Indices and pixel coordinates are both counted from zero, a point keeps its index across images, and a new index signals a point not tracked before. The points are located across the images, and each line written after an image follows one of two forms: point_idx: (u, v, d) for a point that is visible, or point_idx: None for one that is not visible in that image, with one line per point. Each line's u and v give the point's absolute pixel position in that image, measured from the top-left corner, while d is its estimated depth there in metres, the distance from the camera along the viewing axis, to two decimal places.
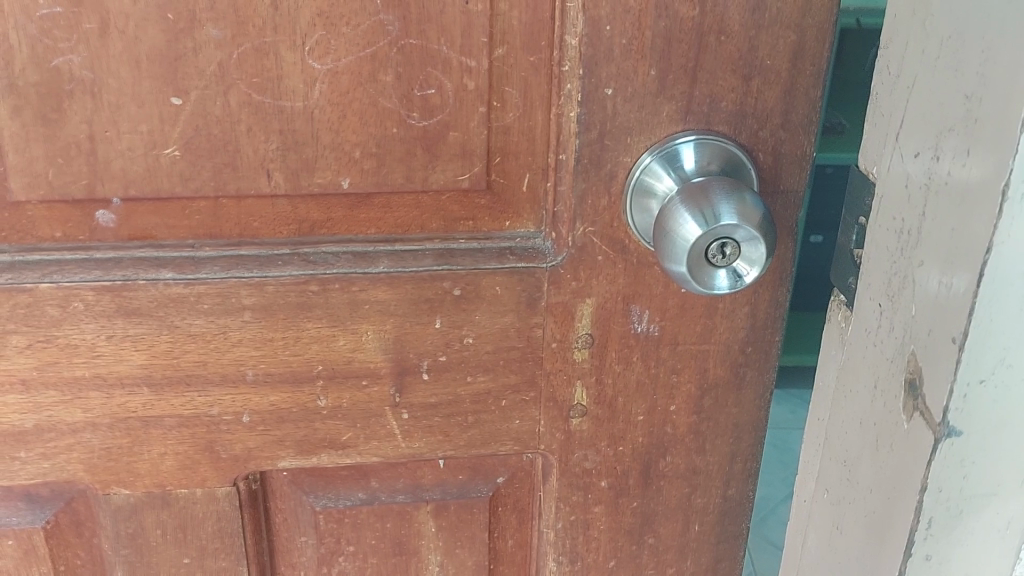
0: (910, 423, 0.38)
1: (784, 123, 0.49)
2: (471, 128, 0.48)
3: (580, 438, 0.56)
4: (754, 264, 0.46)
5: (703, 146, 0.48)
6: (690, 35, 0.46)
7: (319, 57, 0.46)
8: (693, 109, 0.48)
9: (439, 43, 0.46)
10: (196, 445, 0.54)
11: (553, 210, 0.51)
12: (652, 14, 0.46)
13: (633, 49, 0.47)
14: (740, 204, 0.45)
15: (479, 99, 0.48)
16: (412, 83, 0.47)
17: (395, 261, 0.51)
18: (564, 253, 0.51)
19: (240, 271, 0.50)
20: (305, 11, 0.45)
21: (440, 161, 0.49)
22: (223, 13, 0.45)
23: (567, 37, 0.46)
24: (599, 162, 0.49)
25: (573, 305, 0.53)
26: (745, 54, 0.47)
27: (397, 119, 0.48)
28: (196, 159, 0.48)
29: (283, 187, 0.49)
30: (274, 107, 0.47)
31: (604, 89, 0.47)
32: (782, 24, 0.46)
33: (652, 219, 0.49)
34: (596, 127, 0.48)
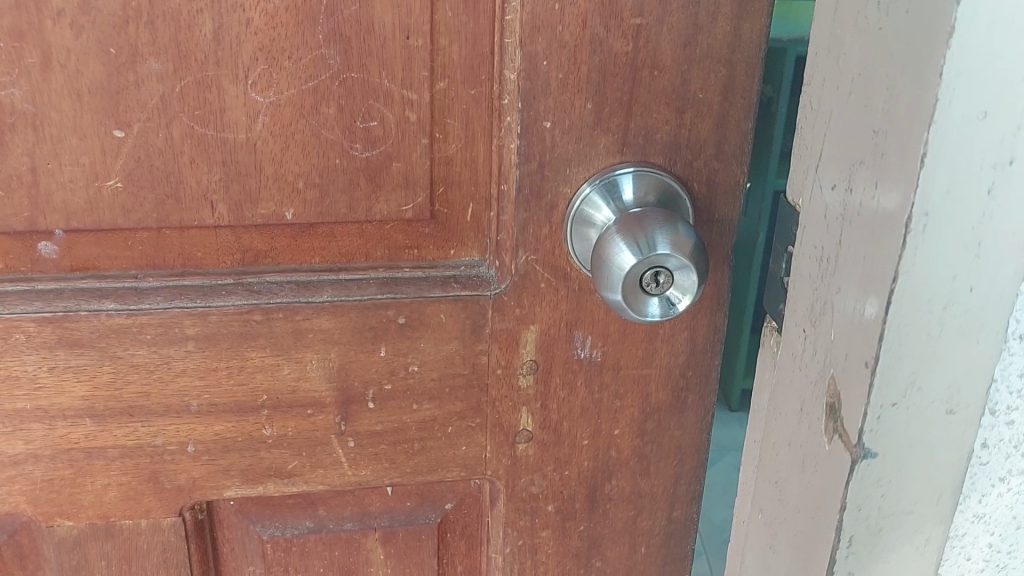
0: (831, 444, 0.39)
1: (719, 154, 0.50)
2: (413, 159, 0.49)
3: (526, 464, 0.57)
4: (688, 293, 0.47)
5: (640, 177, 0.49)
6: (625, 69, 0.47)
7: (261, 90, 0.47)
8: (630, 140, 0.49)
9: (381, 77, 0.47)
10: (141, 475, 0.54)
11: (496, 239, 0.52)
12: (588, 49, 0.47)
13: (570, 83, 0.48)
14: (675, 235, 0.46)
15: (421, 130, 0.49)
16: (354, 116, 0.48)
17: (339, 290, 0.51)
18: (507, 281, 0.52)
19: (183, 301, 0.50)
20: (247, 45, 0.46)
21: (383, 191, 0.50)
22: (165, 47, 0.45)
23: (506, 70, 0.48)
24: (539, 192, 0.50)
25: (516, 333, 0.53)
26: (678, 87, 0.48)
27: (339, 150, 0.49)
28: (138, 191, 0.48)
29: (226, 219, 0.49)
30: (216, 139, 0.47)
31: (543, 122, 0.49)
32: (714, 58, 0.48)
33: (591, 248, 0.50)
34: (535, 157, 0.49)
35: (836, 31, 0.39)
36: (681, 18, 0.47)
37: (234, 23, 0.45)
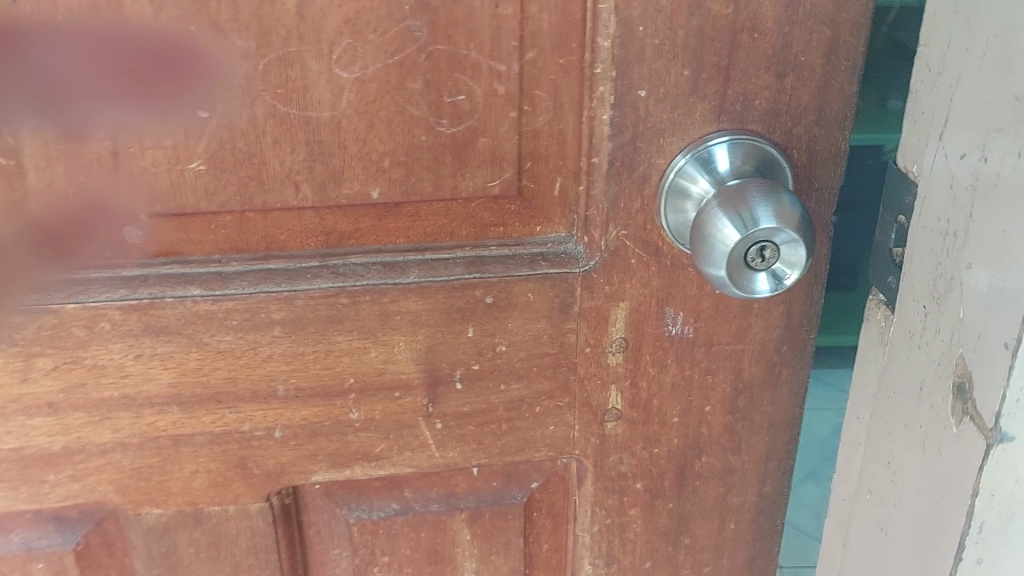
0: (959, 427, 0.38)
1: (819, 120, 0.48)
2: (500, 133, 0.48)
3: (618, 444, 0.56)
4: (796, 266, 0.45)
5: (737, 146, 0.47)
6: (723, 34, 0.45)
7: (345, 66, 0.45)
8: (727, 108, 0.47)
9: (468, 48, 0.45)
10: (228, 461, 0.53)
11: (585, 214, 0.50)
12: (686, 13, 0.45)
13: (666, 49, 0.45)
14: (778, 206, 0.44)
15: (509, 103, 0.47)
16: (441, 90, 0.46)
17: (426, 271, 0.50)
18: (596, 257, 0.51)
19: (269, 285, 0.49)
20: (331, 19, 0.44)
21: (469, 168, 0.49)
22: (248, 23, 0.43)
23: (598, 38, 0.45)
24: (632, 165, 0.48)
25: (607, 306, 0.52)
26: (779, 51, 0.46)
27: (425, 126, 0.47)
28: (221, 174, 0.47)
29: (310, 200, 0.48)
30: (300, 118, 0.46)
31: (636, 91, 0.47)
32: (817, 19, 0.45)
33: (688, 221, 0.48)
34: (628, 128, 0.47)
35: None
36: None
37: None
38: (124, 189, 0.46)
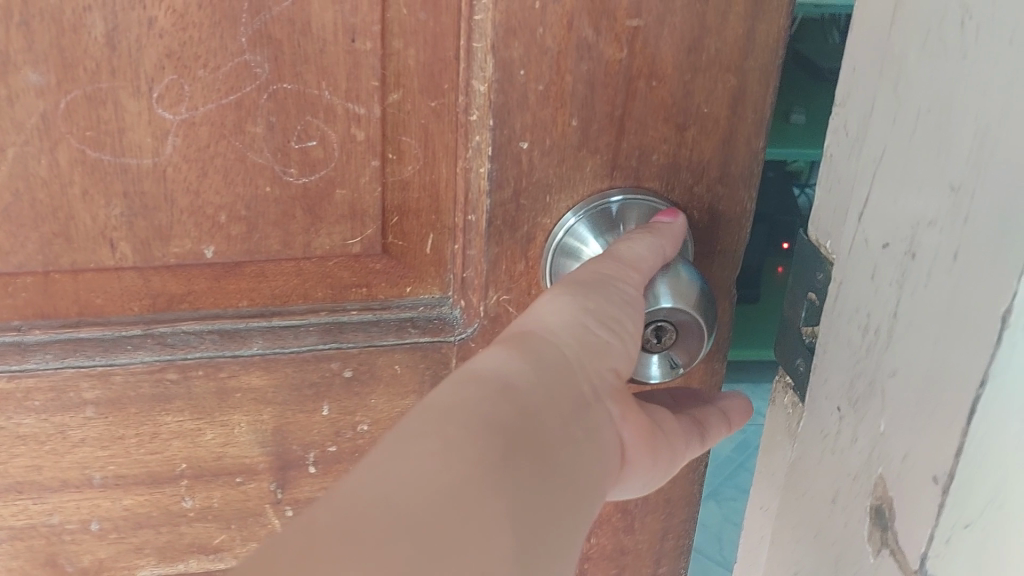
0: (879, 557, 0.33)
1: (722, 176, 0.43)
2: (361, 185, 0.41)
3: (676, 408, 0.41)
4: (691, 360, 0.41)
5: (631, 207, 0.42)
6: (617, 80, 0.39)
7: (169, 106, 0.37)
8: (621, 162, 0.41)
9: (319, 88, 0.38)
10: (35, 558, 0.46)
11: (461, 275, 0.44)
12: (574, 56, 0.38)
13: (552, 96, 0.39)
14: (676, 280, 0.39)
15: (371, 151, 0.40)
16: (288, 134, 0.39)
17: (272, 340, 0.43)
18: (475, 324, 0.44)
19: (80, 358, 0.41)
20: (150, 50, 0.36)
21: (324, 223, 0.42)
22: (44, 54, 0.35)
23: (474, 81, 0.39)
24: (513, 224, 0.42)
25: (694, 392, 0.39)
26: (679, 101, 0.40)
27: (270, 176, 0.40)
28: (18, 230, 0.39)
29: (132, 259, 0.40)
30: (115, 166, 0.38)
31: (519, 142, 0.40)
32: (722, 66, 0.40)
33: None
34: (509, 184, 0.41)
35: (894, 51, 0.31)
36: (686, 19, 0.38)
37: (133, 23, 0.36)
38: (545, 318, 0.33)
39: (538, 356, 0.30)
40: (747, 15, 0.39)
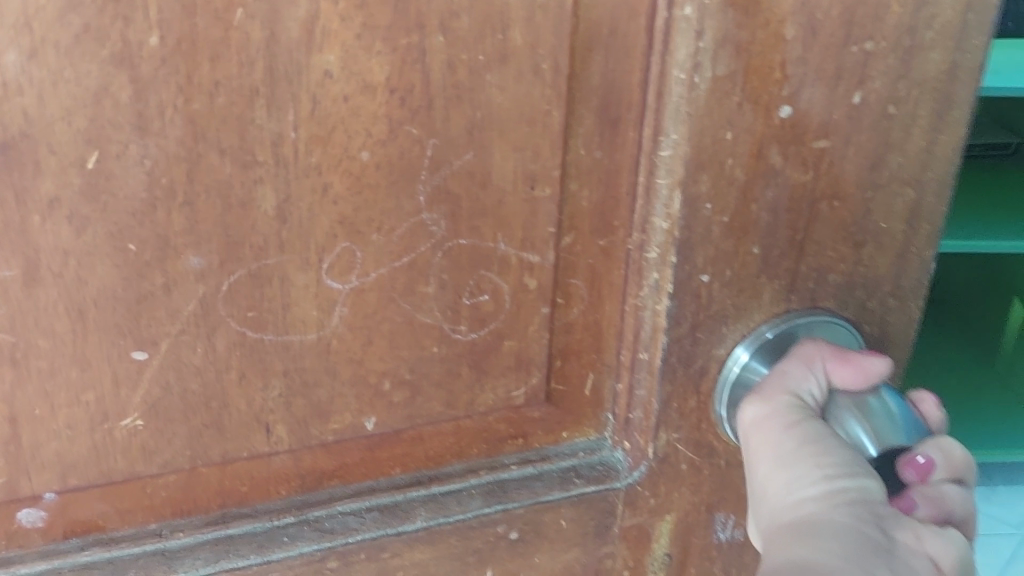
0: None
1: (896, 291, 0.41)
2: (530, 336, 0.38)
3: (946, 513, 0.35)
4: (970, 503, 0.36)
5: (797, 334, 0.40)
6: (802, 204, 0.37)
7: (339, 275, 0.34)
8: (797, 286, 0.39)
9: (496, 240, 0.35)
10: None
11: (626, 414, 0.41)
12: (763, 183, 0.36)
13: (736, 228, 0.37)
14: (874, 421, 0.36)
15: (541, 298, 0.37)
16: (459, 291, 0.36)
17: (435, 510, 0.39)
18: (642, 466, 0.41)
19: (232, 559, 0.36)
20: (323, 219, 0.32)
21: (490, 379, 0.38)
22: (206, 234, 0.31)
23: (654, 217, 0.36)
24: (688, 359, 0.39)
25: (901, 460, 0.36)
26: (858, 218, 0.39)
27: (437, 335, 0.36)
28: (166, 426, 0.34)
29: (286, 442, 0.36)
30: (276, 344, 0.34)
31: (699, 276, 0.37)
32: (903, 180, 0.38)
33: None
34: (687, 319, 0.38)
35: None
36: (871, 138, 0.37)
37: (306, 192, 0.32)
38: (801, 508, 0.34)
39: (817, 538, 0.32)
40: (928, 130, 0.37)
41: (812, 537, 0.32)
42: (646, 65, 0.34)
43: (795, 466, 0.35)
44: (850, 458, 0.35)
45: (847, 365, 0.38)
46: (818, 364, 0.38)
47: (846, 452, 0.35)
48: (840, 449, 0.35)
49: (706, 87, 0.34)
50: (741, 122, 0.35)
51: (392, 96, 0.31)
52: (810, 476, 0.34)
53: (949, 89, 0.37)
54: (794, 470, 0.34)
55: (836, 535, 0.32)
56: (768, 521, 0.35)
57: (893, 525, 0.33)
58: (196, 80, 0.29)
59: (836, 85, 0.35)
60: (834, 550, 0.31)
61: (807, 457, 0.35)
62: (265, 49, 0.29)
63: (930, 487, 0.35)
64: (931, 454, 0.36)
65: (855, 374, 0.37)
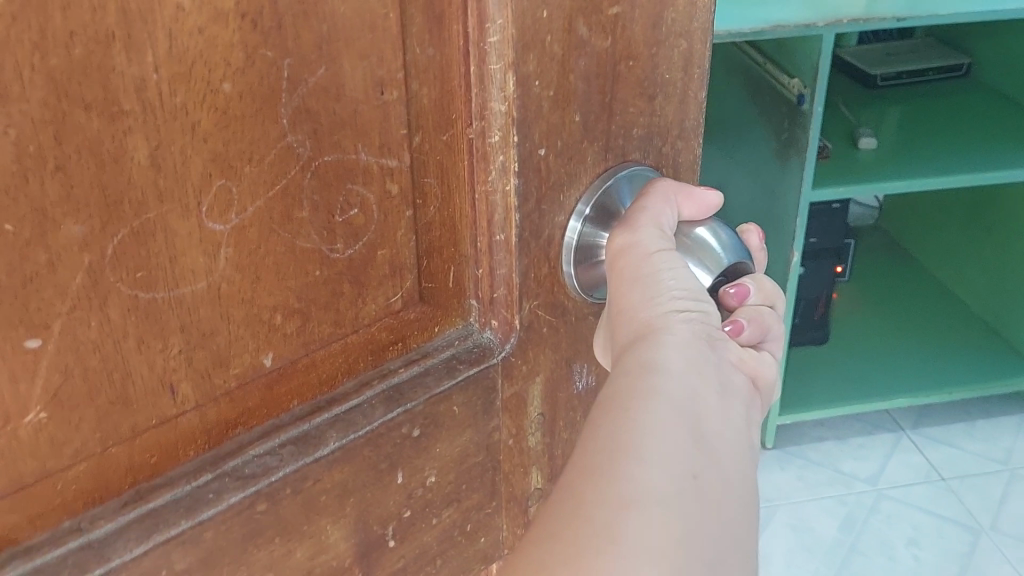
0: None
1: (680, 132, 0.47)
2: (398, 240, 0.39)
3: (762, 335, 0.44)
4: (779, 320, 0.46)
5: (616, 193, 0.45)
6: (607, 68, 0.42)
7: (220, 215, 0.33)
8: (612, 144, 0.44)
9: (357, 150, 0.36)
10: None
11: (489, 295, 0.44)
12: (575, 53, 0.40)
13: (560, 99, 0.41)
14: (706, 249, 0.45)
15: (404, 201, 0.39)
16: (331, 209, 0.36)
17: (344, 428, 0.40)
18: (513, 338, 0.45)
19: (165, 531, 0.35)
20: (196, 160, 0.31)
21: (371, 290, 0.39)
22: (84, 198, 0.29)
23: (491, 103, 0.39)
24: (539, 231, 0.43)
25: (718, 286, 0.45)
26: (650, 75, 0.44)
27: (318, 259, 0.37)
28: (72, 412, 0.32)
29: (192, 398, 0.35)
30: (168, 301, 0.33)
31: (538, 150, 0.41)
32: (676, 33, 0.44)
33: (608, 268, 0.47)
34: (533, 195, 0.42)
35: None
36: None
37: (176, 135, 0.31)
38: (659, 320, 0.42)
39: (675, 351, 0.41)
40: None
41: (668, 343, 0.41)
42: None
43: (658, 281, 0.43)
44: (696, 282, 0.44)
45: (692, 198, 0.45)
46: (672, 197, 0.44)
47: (691, 274, 0.44)
48: (690, 275, 0.43)
49: None
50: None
51: (243, 21, 0.31)
52: (667, 291, 0.43)
53: None
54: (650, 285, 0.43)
55: (686, 345, 0.41)
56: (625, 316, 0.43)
57: (722, 339, 0.43)
58: (50, 34, 0.27)
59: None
60: (683, 356, 0.41)
61: (667, 275, 0.43)
62: None
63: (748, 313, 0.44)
64: (742, 283, 0.44)
65: (697, 207, 0.45)
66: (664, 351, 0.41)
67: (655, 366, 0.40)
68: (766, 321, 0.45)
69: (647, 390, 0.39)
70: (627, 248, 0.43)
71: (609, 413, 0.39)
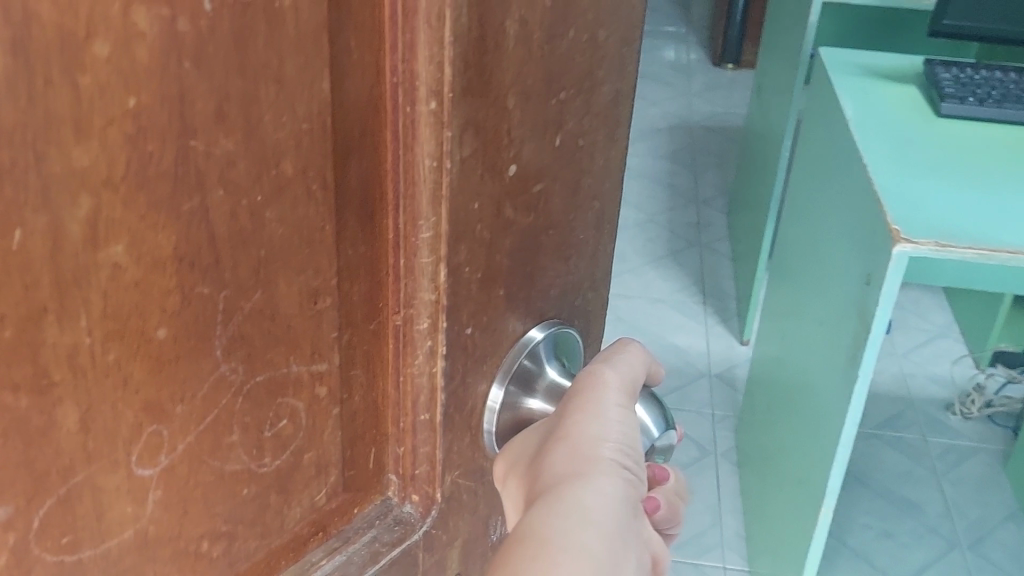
0: None
1: (592, 284, 0.50)
2: (325, 439, 0.38)
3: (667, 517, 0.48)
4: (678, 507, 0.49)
5: (533, 354, 0.46)
6: (531, 240, 0.43)
7: (150, 460, 0.30)
8: (532, 308, 0.45)
9: (288, 362, 0.35)
10: None
11: (409, 472, 0.43)
12: (501, 235, 0.41)
13: (485, 279, 0.41)
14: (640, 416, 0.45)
15: (332, 400, 0.38)
16: (262, 426, 0.34)
17: None
18: (433, 513, 0.44)
19: None
20: (127, 412, 0.29)
21: (296, 494, 0.38)
22: (9, 478, 0.26)
23: (419, 293, 0.38)
24: (463, 404, 0.43)
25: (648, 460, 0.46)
26: (567, 238, 0.46)
27: (247, 477, 0.35)
28: None
29: None
30: (95, 557, 0.30)
31: (464, 330, 0.41)
32: (591, 196, 0.46)
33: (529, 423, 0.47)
34: (459, 372, 0.42)
35: None
36: (569, 173, 0.44)
37: (108, 392, 0.28)
38: (594, 471, 0.42)
39: (598, 511, 0.41)
40: (607, 148, 0.46)
41: (599, 498, 0.41)
42: (394, 159, 0.36)
43: (610, 427, 0.43)
44: (636, 438, 0.44)
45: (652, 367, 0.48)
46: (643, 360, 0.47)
47: (635, 434, 0.44)
48: (635, 430, 0.44)
49: (456, 169, 0.37)
50: (484, 190, 0.39)
51: (181, 264, 0.29)
52: (613, 440, 0.43)
53: (610, 117, 0.45)
54: (597, 431, 0.43)
55: (611, 504, 0.41)
56: (563, 446, 0.43)
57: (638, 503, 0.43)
58: None
59: (544, 135, 0.41)
60: (606, 517, 0.41)
61: (619, 425, 0.43)
62: (50, 261, 0.25)
63: (662, 496, 0.47)
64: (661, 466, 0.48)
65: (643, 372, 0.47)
66: (590, 506, 0.41)
67: (579, 520, 0.40)
68: (679, 506, 0.48)
69: (560, 549, 0.39)
70: (601, 387, 0.43)
71: (520, 566, 0.38)
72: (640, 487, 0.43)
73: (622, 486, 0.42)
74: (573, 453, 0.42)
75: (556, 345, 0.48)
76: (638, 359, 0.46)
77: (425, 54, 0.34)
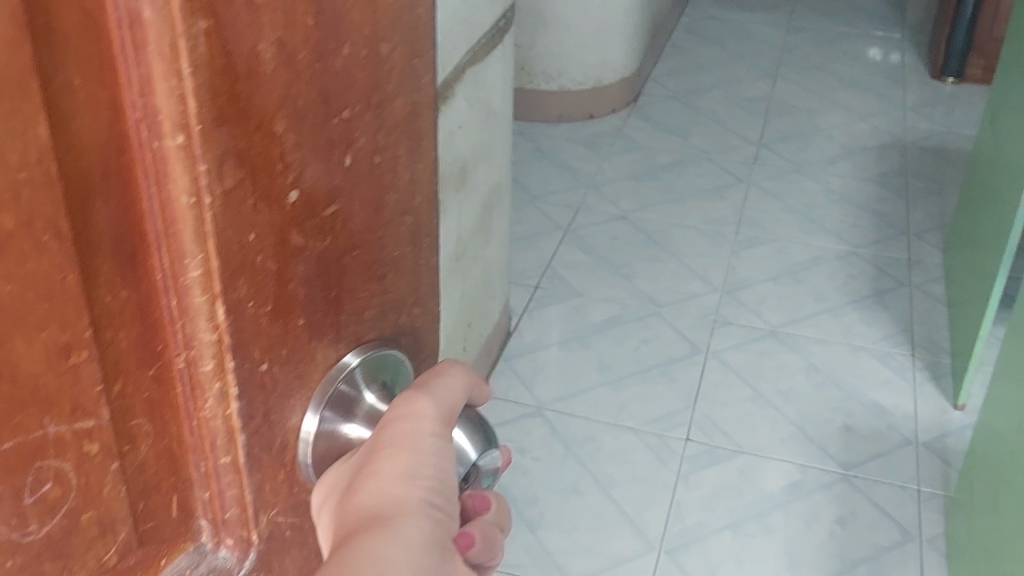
0: None
1: (417, 300, 0.49)
2: (107, 498, 0.36)
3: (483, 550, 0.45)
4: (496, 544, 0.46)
5: (352, 379, 0.45)
6: (332, 265, 0.42)
7: None
8: (344, 333, 0.44)
9: (42, 422, 0.32)
10: None
11: (220, 517, 0.41)
12: (292, 262, 0.39)
13: (279, 310, 0.39)
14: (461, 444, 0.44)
15: (108, 456, 0.35)
16: (20, 488, 0.31)
17: None
18: (252, 553, 0.43)
19: None
20: None
21: (79, 556, 0.35)
22: None
23: (199, 334, 0.37)
24: (268, 442, 0.41)
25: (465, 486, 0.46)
26: (377, 256, 0.45)
27: (7, 548, 0.31)
28: None
29: None
30: None
31: (258, 367, 0.39)
32: (401, 212, 0.45)
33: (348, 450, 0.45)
34: (258, 411, 0.40)
35: None
36: (368, 190, 0.43)
37: None
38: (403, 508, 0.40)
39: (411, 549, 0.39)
40: (411, 162, 0.45)
41: (409, 535, 0.39)
42: (149, 196, 0.34)
43: (421, 459, 0.41)
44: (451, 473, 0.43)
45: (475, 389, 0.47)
46: (464, 387, 0.46)
47: (448, 469, 0.43)
48: (450, 464, 0.43)
49: (220, 203, 0.35)
50: (260, 220, 0.37)
51: None
52: (425, 474, 0.41)
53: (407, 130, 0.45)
54: (409, 463, 0.41)
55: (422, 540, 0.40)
56: (372, 481, 0.41)
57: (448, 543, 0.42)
58: None
59: (329, 156, 0.39)
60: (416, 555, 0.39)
61: (432, 457, 0.42)
62: None
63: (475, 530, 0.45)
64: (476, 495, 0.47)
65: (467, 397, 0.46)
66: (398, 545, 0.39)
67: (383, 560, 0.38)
68: (495, 540, 0.46)
69: None
70: (415, 416, 0.42)
71: None
72: (450, 526, 0.42)
73: (432, 523, 0.41)
74: (382, 491, 0.40)
75: (373, 367, 0.46)
76: (459, 389, 0.45)
77: (163, 87, 0.32)
